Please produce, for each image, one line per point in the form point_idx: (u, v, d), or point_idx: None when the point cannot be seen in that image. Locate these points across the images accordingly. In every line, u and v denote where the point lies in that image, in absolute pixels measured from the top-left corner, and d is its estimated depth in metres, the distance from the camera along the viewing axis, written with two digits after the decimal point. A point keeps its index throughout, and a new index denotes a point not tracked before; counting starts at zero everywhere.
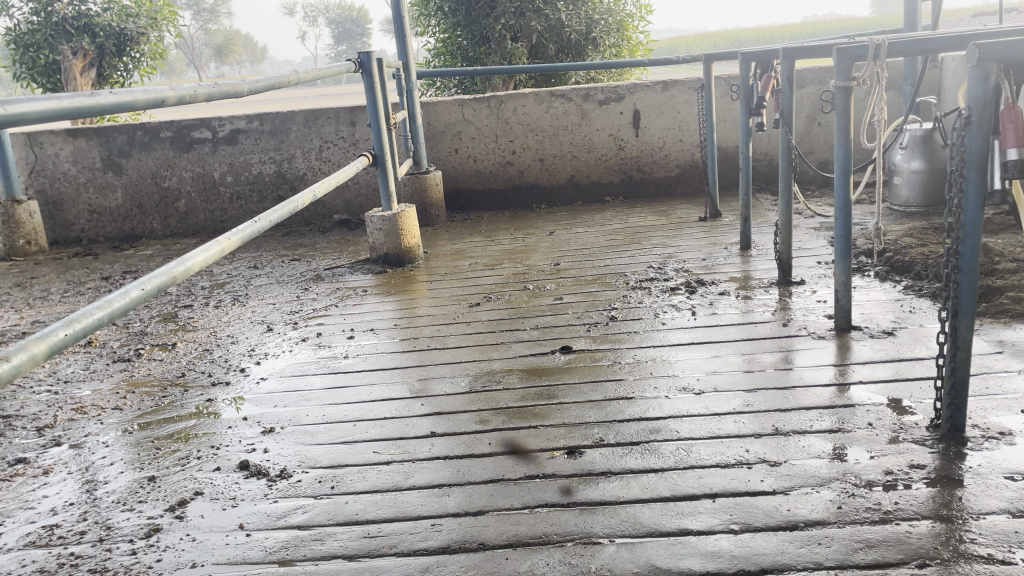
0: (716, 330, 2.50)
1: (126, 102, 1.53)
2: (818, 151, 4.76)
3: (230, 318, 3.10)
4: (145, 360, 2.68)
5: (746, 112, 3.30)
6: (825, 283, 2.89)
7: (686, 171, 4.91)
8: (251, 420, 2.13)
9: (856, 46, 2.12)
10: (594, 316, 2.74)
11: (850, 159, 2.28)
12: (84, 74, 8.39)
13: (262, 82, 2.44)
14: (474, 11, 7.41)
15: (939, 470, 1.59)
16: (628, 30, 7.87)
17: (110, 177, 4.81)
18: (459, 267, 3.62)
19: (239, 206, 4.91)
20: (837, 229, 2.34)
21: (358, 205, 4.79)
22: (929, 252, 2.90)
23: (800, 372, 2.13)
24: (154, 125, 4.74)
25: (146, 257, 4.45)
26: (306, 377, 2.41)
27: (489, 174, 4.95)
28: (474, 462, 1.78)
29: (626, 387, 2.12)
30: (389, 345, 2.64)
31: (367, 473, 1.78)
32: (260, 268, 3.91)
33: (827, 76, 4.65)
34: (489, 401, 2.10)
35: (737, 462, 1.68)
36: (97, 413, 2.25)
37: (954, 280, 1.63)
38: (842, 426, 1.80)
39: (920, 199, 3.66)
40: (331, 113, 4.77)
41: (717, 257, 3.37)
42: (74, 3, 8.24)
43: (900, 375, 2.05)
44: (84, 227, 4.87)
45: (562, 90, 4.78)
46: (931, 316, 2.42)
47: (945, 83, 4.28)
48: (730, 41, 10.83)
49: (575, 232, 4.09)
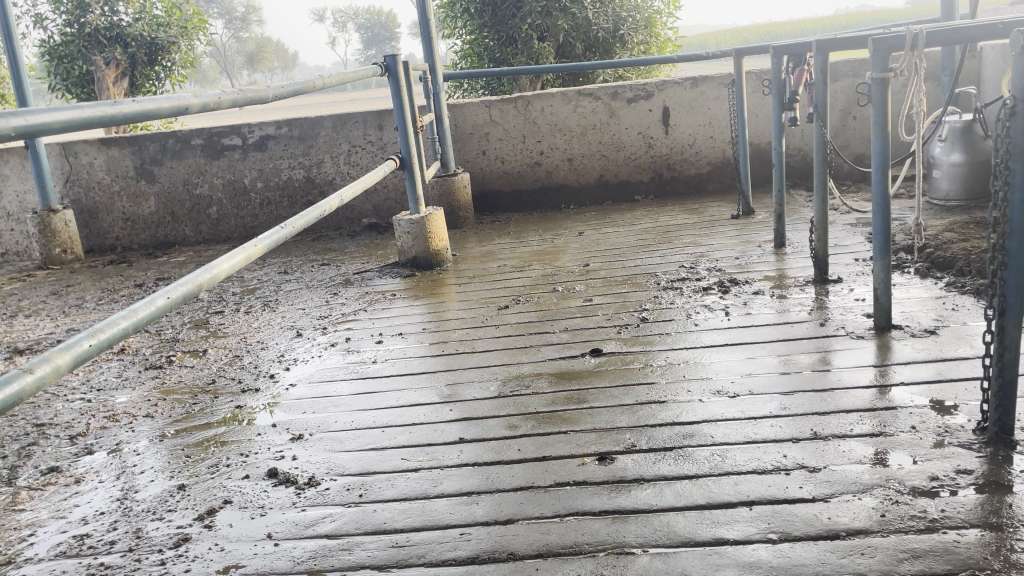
0: (750, 330, 2.44)
1: (152, 110, 1.52)
2: (853, 146, 4.66)
3: (260, 323, 3.11)
4: (176, 367, 2.70)
5: (779, 107, 3.22)
6: (863, 281, 2.81)
7: (717, 168, 4.84)
8: (280, 427, 2.12)
9: (892, 36, 2.05)
10: (625, 318, 2.69)
11: (887, 152, 2.21)
12: (117, 84, 8.54)
13: (288, 87, 2.43)
14: (500, 11, 7.39)
15: (987, 475, 1.52)
16: (656, 26, 7.79)
17: (143, 185, 4.86)
18: (488, 269, 3.60)
19: (269, 211, 4.93)
20: (876, 225, 2.27)
21: (387, 208, 4.79)
22: (971, 248, 2.81)
23: (839, 373, 2.07)
24: (184, 132, 4.78)
25: (178, 264, 4.49)
26: (335, 383, 2.40)
27: (517, 175, 4.91)
28: (503, 469, 1.76)
29: (658, 390, 2.08)
30: (418, 350, 2.62)
31: (396, 481, 1.76)
32: (290, 273, 3.92)
33: (861, 68, 4.54)
34: (519, 406, 2.07)
35: (775, 468, 1.63)
36: (129, 421, 2.26)
37: (1001, 277, 1.56)
38: (884, 429, 1.74)
39: (961, 193, 3.56)
40: (359, 117, 4.79)
41: (751, 255, 3.30)
42: (106, 13, 8.32)
43: (943, 376, 1.97)
44: (118, 235, 4.93)
45: (590, 89, 4.73)
46: (975, 314, 2.34)
47: (984, 73, 4.16)
48: (762, 34, 10.69)
49: (605, 232, 4.04)
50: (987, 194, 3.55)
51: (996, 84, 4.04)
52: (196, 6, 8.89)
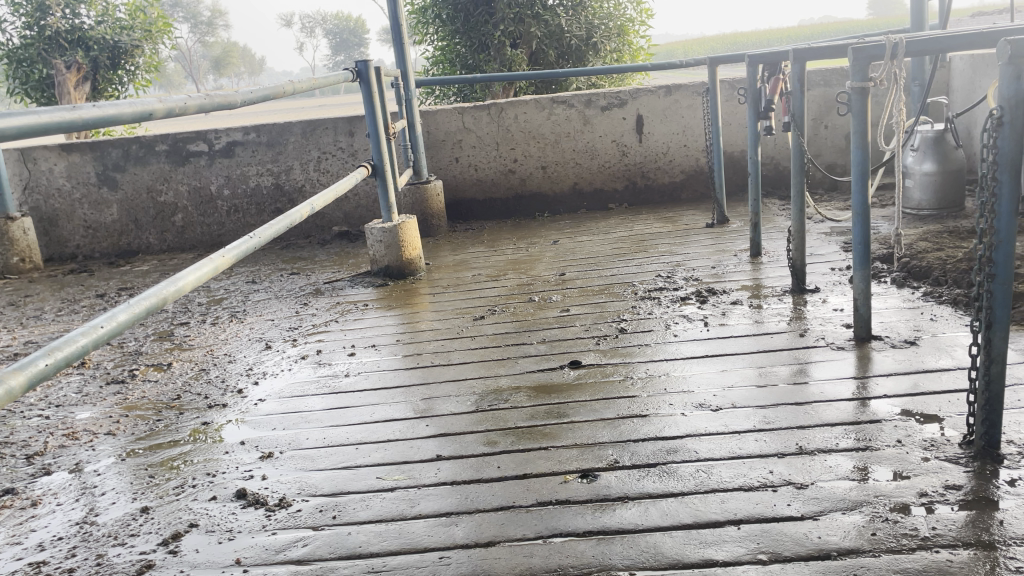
0: (730, 341, 2.42)
1: (113, 116, 1.45)
2: (825, 154, 4.68)
3: (227, 335, 3.02)
4: (139, 381, 2.60)
5: (754, 115, 3.21)
6: (840, 291, 2.80)
7: (691, 177, 4.84)
8: (249, 444, 2.04)
9: (872, 45, 2.04)
10: (603, 328, 2.65)
11: (867, 162, 2.20)
12: (78, 89, 8.35)
13: (256, 92, 2.36)
14: (473, 18, 7.35)
15: (975, 490, 1.50)
16: (628, 34, 7.79)
17: (105, 192, 4.73)
18: (462, 279, 3.54)
19: (237, 219, 4.83)
20: (855, 235, 2.25)
21: (358, 216, 4.71)
22: (946, 258, 2.82)
23: (820, 384, 2.04)
24: (148, 138, 4.66)
25: (142, 273, 4.37)
26: (306, 398, 2.32)
27: (491, 183, 4.86)
28: (482, 488, 1.70)
29: (639, 404, 2.03)
30: (392, 363, 2.55)
31: (371, 501, 1.69)
32: (259, 282, 3.82)
33: (833, 78, 4.57)
34: (497, 421, 2.02)
35: (761, 485, 1.59)
36: (89, 439, 2.16)
37: (988, 289, 1.55)
38: (869, 444, 1.71)
39: (933, 202, 3.58)
40: (329, 123, 4.70)
41: (727, 264, 3.28)
42: (67, 16, 8.16)
43: (925, 387, 1.96)
44: (79, 243, 4.79)
45: (564, 96, 4.71)
46: (953, 324, 2.33)
47: (954, 83, 4.21)
48: (732, 43, 10.76)
49: (580, 241, 4.01)
50: (958, 204, 3.58)
51: (966, 94, 4.09)
52: (161, 9, 8.73)
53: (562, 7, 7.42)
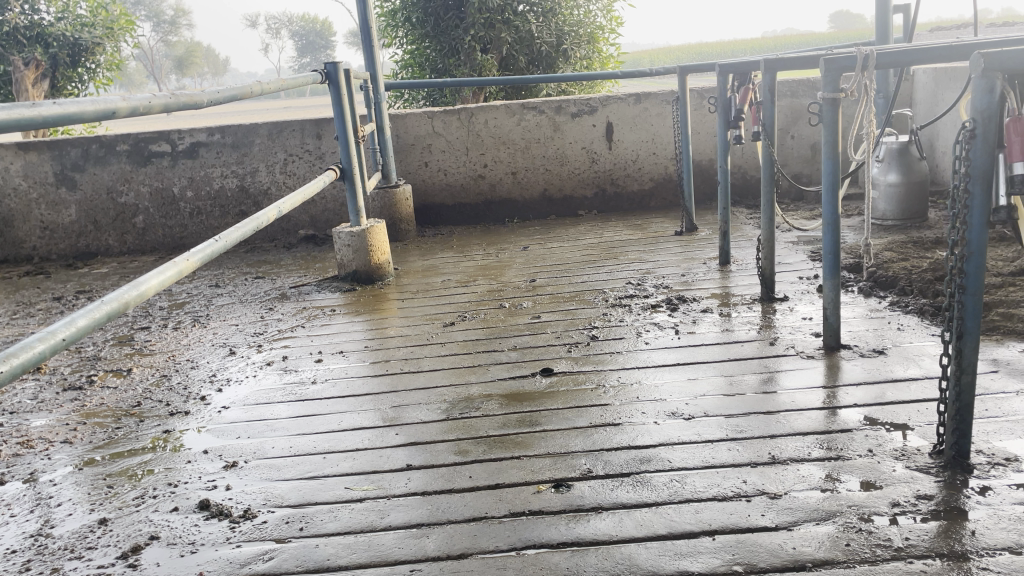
0: (700, 349, 2.42)
1: (75, 114, 1.40)
2: (792, 164, 4.73)
3: (190, 340, 2.94)
4: (97, 388, 2.52)
5: (724, 124, 3.22)
6: (807, 300, 2.82)
7: (660, 185, 4.86)
8: (212, 454, 1.98)
9: (843, 56, 2.05)
10: (574, 336, 2.64)
11: (837, 171, 2.22)
12: (37, 86, 8.14)
13: (223, 92, 2.31)
14: (443, 22, 7.35)
15: (946, 500, 1.50)
16: (599, 42, 7.81)
17: (63, 193, 4.60)
18: (431, 284, 3.50)
19: (200, 221, 4.74)
20: (825, 244, 2.26)
21: (325, 220, 4.65)
22: (911, 268, 2.86)
23: (790, 393, 2.05)
24: (109, 138, 4.54)
25: (101, 276, 4.26)
26: (272, 405, 2.26)
27: (460, 188, 4.84)
28: (454, 498, 1.67)
29: (612, 412, 2.02)
30: (360, 369, 2.50)
31: (339, 513, 1.65)
32: (222, 287, 3.75)
33: (801, 88, 4.63)
34: (468, 429, 1.99)
35: (735, 495, 1.59)
36: (45, 448, 2.08)
37: (959, 300, 1.56)
38: (840, 453, 1.72)
39: (897, 213, 3.64)
40: (297, 125, 4.64)
41: (696, 272, 3.30)
42: (26, 12, 7.96)
43: (892, 396, 1.97)
44: (35, 244, 4.66)
45: (534, 102, 4.70)
46: (920, 334, 2.36)
47: (917, 96, 4.29)
48: (699, 52, 10.85)
49: (550, 247, 4.00)
50: (921, 215, 3.64)
51: (929, 107, 4.17)
52: (124, 7, 8.55)
53: (533, 13, 7.42)
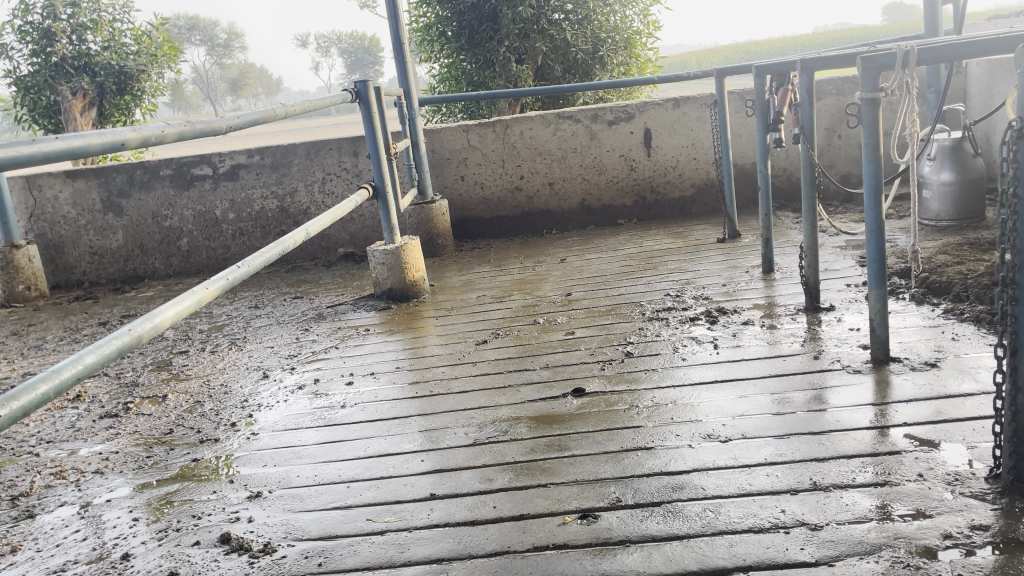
0: (740, 364, 2.32)
1: (78, 148, 1.35)
2: (839, 164, 4.57)
3: (225, 364, 2.95)
4: (132, 415, 2.53)
5: (763, 128, 3.11)
6: (856, 309, 2.68)
7: (701, 191, 4.75)
8: (237, 483, 1.96)
9: (881, 54, 1.94)
10: (609, 353, 2.55)
11: (880, 175, 2.09)
12: (85, 114, 8.38)
13: (247, 115, 2.28)
14: (477, 34, 7.34)
15: (1003, 531, 1.39)
16: (635, 47, 7.71)
17: (110, 218, 4.70)
18: (466, 300, 3.46)
19: (242, 242, 4.79)
20: (870, 252, 2.13)
21: (364, 237, 4.65)
22: (967, 272, 2.70)
23: (836, 412, 1.93)
24: (153, 163, 4.63)
25: (146, 299, 4.33)
26: (300, 432, 2.24)
27: (497, 201, 4.79)
28: (477, 531, 1.60)
29: (644, 435, 1.93)
30: (390, 392, 2.46)
31: (359, 547, 1.60)
32: (261, 307, 3.76)
33: (846, 86, 4.47)
34: (496, 455, 1.92)
35: (773, 526, 1.49)
36: (77, 479, 2.09)
37: (1011, 313, 1.45)
38: (888, 478, 1.60)
39: (952, 213, 3.46)
40: (334, 144, 4.67)
41: (739, 282, 3.18)
42: (73, 42, 8.21)
43: (946, 414, 1.84)
44: (85, 269, 4.77)
45: (570, 111, 4.63)
46: (976, 344, 2.21)
47: (971, 89, 4.10)
48: (742, 52, 10.62)
49: (588, 259, 3.92)
50: (978, 213, 3.46)
51: (983, 100, 3.98)
52: (167, 34, 8.77)
53: (568, 20, 7.36)
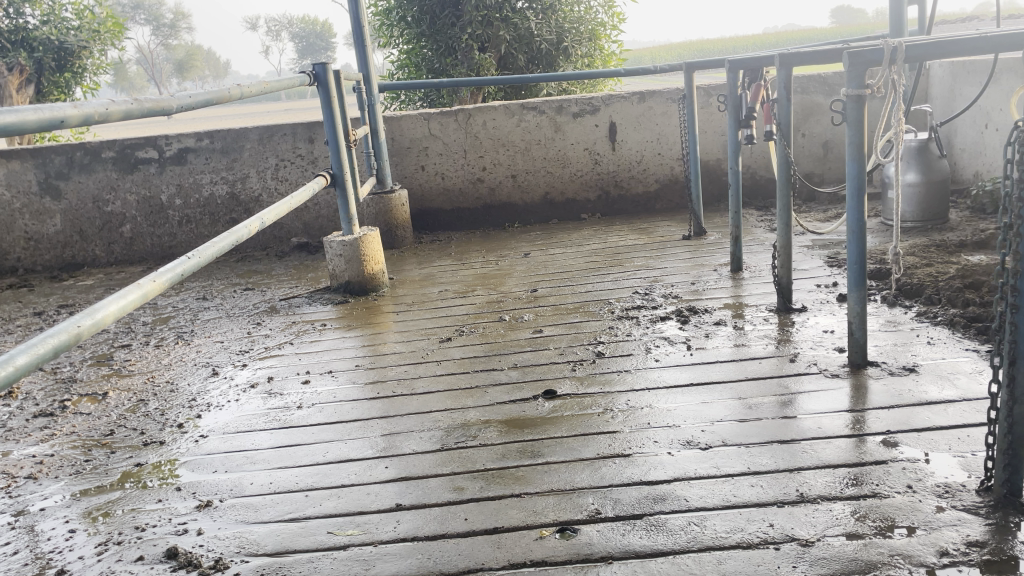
0: (714, 367, 2.25)
1: (10, 124, 1.19)
2: (802, 163, 4.57)
3: (171, 359, 2.78)
4: (69, 415, 2.35)
5: (735, 124, 3.04)
6: (827, 310, 2.64)
7: (665, 187, 4.70)
8: (185, 491, 1.82)
9: (869, 50, 1.89)
10: (579, 352, 2.47)
11: (862, 175, 2.05)
12: (21, 92, 8.00)
13: (198, 96, 2.12)
14: (439, 20, 7.21)
15: (999, 548, 1.33)
16: (600, 39, 7.63)
17: (47, 202, 4.44)
18: (428, 295, 3.34)
19: (189, 229, 4.58)
20: (850, 253, 2.08)
21: (319, 226, 4.49)
22: (936, 275, 2.69)
23: (816, 418, 1.87)
24: (94, 144, 4.38)
25: (85, 288, 4.10)
26: (254, 434, 2.10)
27: (459, 192, 4.67)
28: (447, 545, 1.50)
29: (621, 441, 1.85)
30: (350, 392, 2.33)
31: (319, 563, 1.48)
32: (210, 299, 3.59)
33: (811, 85, 4.47)
34: (465, 462, 1.82)
35: (762, 542, 1.42)
36: (6, 485, 1.92)
37: (1011, 321, 1.40)
38: (876, 490, 1.54)
39: (916, 214, 3.46)
40: (288, 129, 4.49)
41: (707, 280, 3.13)
42: (10, 15, 7.84)
43: (929, 421, 1.80)
44: (19, 255, 4.50)
45: (534, 102, 4.53)
46: (952, 348, 2.18)
47: (933, 92, 4.13)
48: (701, 49, 10.67)
49: (552, 253, 3.83)
50: (942, 214, 3.47)
51: (946, 102, 4.01)
52: (111, 10, 8.39)
53: (532, 10, 7.26)
